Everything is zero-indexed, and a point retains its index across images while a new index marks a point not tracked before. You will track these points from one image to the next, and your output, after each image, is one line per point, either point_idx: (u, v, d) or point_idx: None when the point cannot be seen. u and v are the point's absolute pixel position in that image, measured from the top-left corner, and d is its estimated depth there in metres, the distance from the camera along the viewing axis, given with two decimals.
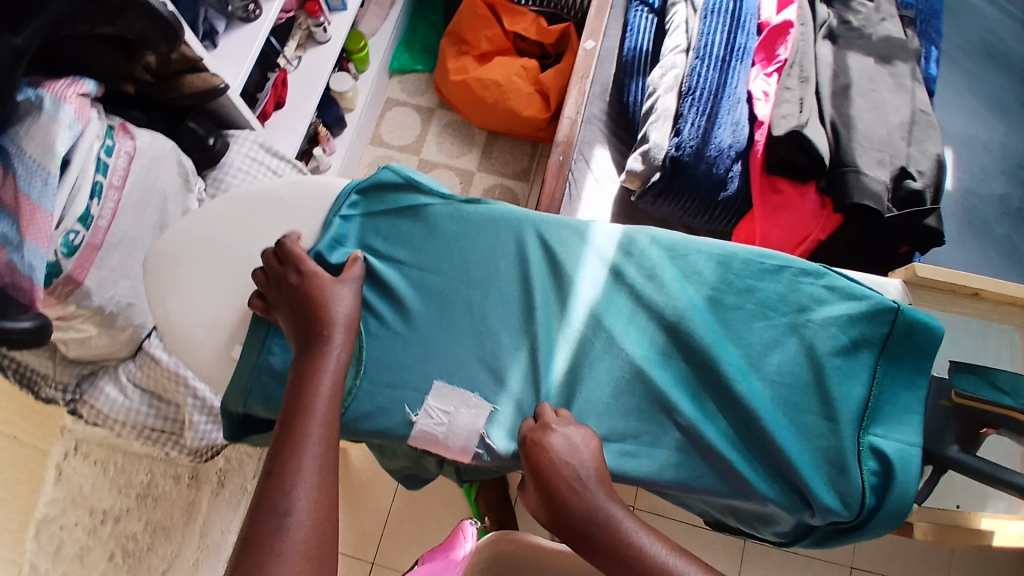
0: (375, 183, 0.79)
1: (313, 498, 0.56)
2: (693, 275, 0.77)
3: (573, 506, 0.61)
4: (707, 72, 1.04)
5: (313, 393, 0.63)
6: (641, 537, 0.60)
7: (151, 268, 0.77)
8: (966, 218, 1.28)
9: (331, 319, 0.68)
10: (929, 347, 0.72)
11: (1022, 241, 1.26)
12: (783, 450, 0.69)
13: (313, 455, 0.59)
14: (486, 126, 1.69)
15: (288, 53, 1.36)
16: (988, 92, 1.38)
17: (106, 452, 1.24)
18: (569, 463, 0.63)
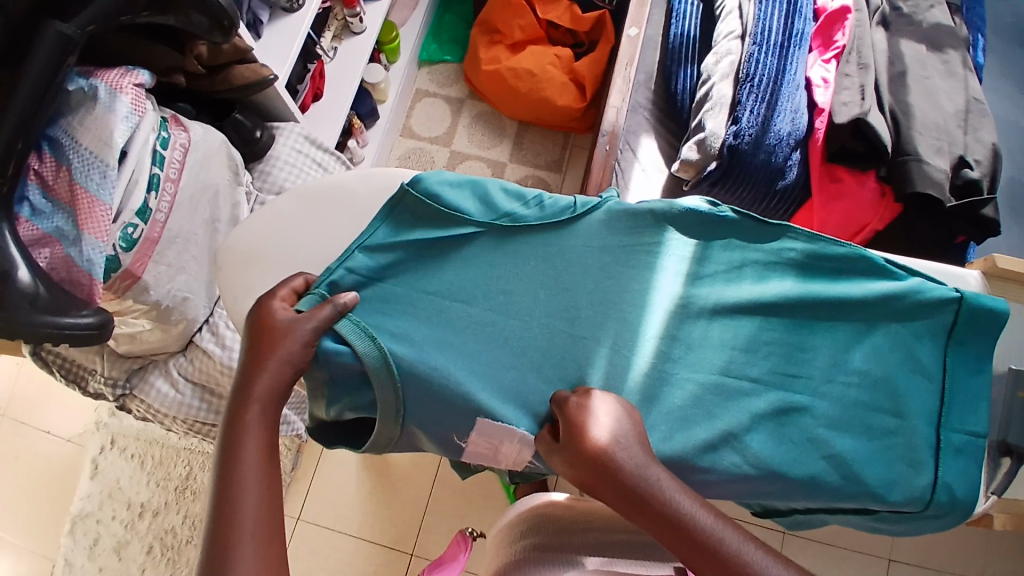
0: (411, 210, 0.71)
1: (261, 559, 0.50)
2: (768, 276, 0.71)
3: (616, 470, 0.56)
4: (765, 58, 1.02)
5: (240, 443, 0.56)
6: (686, 505, 0.55)
7: (224, 263, 0.75)
8: (1015, 206, 1.26)
9: (266, 360, 0.61)
10: (996, 330, 0.68)
11: None
12: (850, 455, 0.66)
13: (250, 528, 0.51)
14: (516, 116, 1.67)
15: (324, 43, 1.34)
16: None
17: (144, 447, 1.40)
18: (609, 430, 0.58)
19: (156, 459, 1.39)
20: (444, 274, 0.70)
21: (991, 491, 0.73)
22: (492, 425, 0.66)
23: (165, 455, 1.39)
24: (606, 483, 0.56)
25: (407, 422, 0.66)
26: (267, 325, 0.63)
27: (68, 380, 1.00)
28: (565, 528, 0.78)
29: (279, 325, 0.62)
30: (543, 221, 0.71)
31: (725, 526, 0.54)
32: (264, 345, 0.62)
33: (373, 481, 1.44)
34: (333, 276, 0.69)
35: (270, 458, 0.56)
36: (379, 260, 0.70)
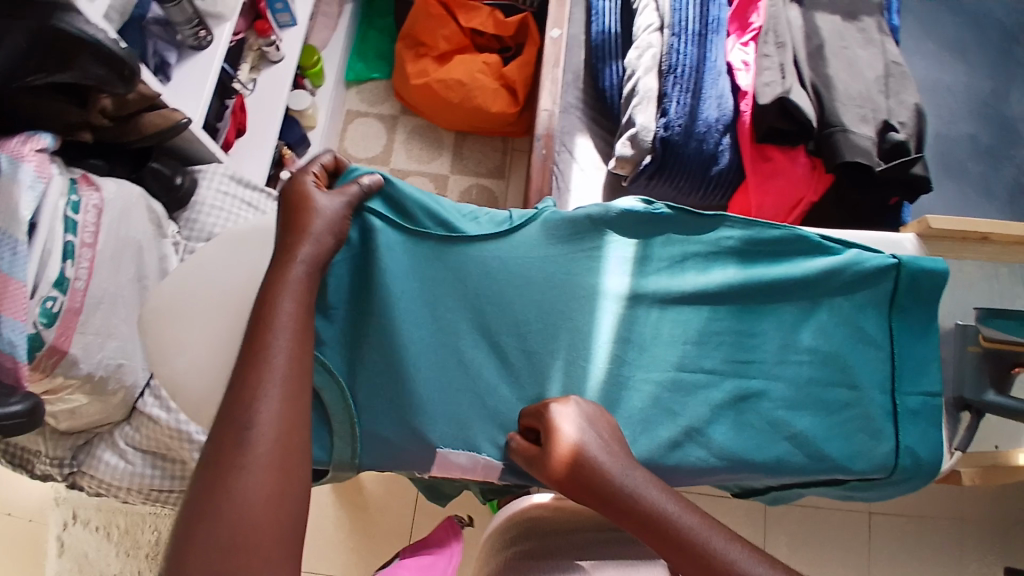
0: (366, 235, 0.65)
1: (282, 408, 0.50)
2: (714, 263, 0.71)
3: (599, 474, 0.54)
4: (686, 48, 1.03)
5: (281, 294, 0.56)
6: (667, 506, 0.53)
7: (147, 326, 0.67)
8: (941, 160, 1.34)
9: (304, 227, 0.59)
10: (936, 292, 0.70)
11: (994, 177, 1.32)
12: (811, 436, 0.66)
13: (280, 360, 0.52)
14: (453, 127, 1.65)
15: (242, 76, 1.29)
16: (938, 36, 1.44)
17: (106, 516, 1.34)
18: (586, 433, 0.57)
19: (122, 529, 1.34)
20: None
21: (956, 447, 0.71)
22: (453, 452, 0.63)
23: (130, 522, 1.34)
24: (588, 489, 0.54)
25: (363, 465, 0.63)
26: (299, 193, 0.60)
27: (13, 466, 0.95)
28: (548, 532, 0.76)
29: (310, 198, 0.60)
30: (484, 240, 0.68)
31: (709, 525, 0.52)
32: (298, 211, 0.60)
33: (351, 515, 1.41)
34: None
35: (307, 320, 0.55)
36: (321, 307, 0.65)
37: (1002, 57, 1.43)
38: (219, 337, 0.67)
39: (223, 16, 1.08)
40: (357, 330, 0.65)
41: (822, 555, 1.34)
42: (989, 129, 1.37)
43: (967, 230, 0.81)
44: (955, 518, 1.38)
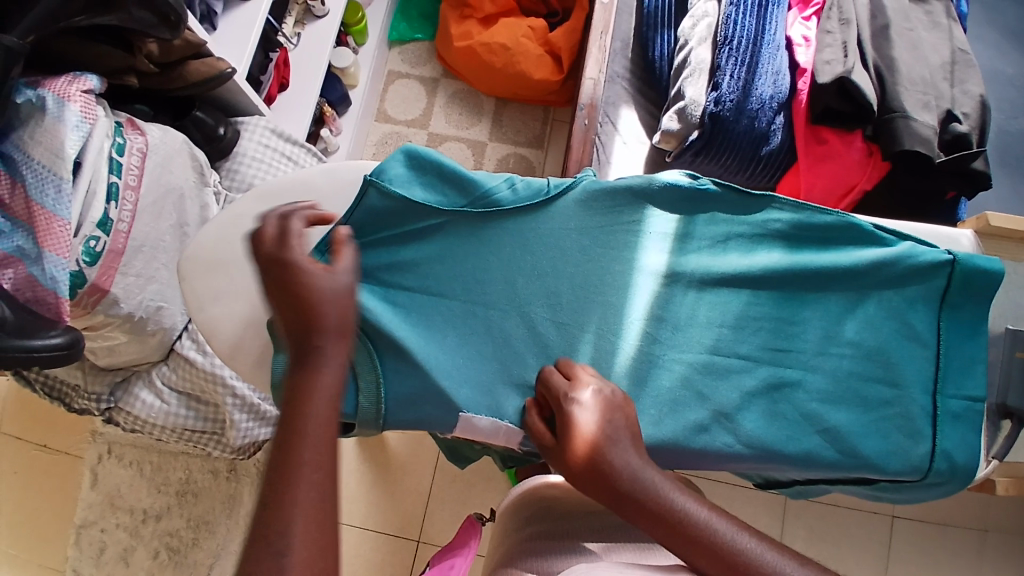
0: (390, 202, 0.64)
1: (312, 507, 0.43)
2: (756, 248, 0.67)
3: (613, 465, 0.53)
4: (742, 18, 0.97)
5: (307, 391, 0.47)
6: (679, 501, 0.51)
7: (185, 270, 0.68)
8: (1000, 156, 1.29)
9: (311, 315, 0.50)
10: (992, 291, 0.66)
11: None
12: (845, 431, 0.64)
13: (307, 458, 0.44)
14: (494, 93, 1.63)
15: (287, 30, 1.28)
16: (1009, 22, 1.37)
17: (141, 453, 1.38)
18: (607, 420, 0.55)
19: (154, 465, 1.38)
20: (418, 267, 0.65)
21: (993, 456, 0.70)
22: (477, 418, 0.62)
23: (165, 461, 1.38)
24: (598, 484, 0.52)
25: (387, 424, 0.63)
26: (294, 267, 0.52)
27: (53, 398, 1.00)
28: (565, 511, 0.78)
29: (311, 277, 0.51)
30: (516, 210, 0.66)
31: (719, 516, 0.50)
32: (299, 297, 0.51)
33: (372, 472, 1.43)
34: None
35: (332, 418, 0.47)
36: (342, 271, 0.65)
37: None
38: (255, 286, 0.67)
39: None
40: (391, 292, 0.64)
41: (839, 550, 1.32)
42: None
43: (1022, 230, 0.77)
44: (982, 527, 1.34)
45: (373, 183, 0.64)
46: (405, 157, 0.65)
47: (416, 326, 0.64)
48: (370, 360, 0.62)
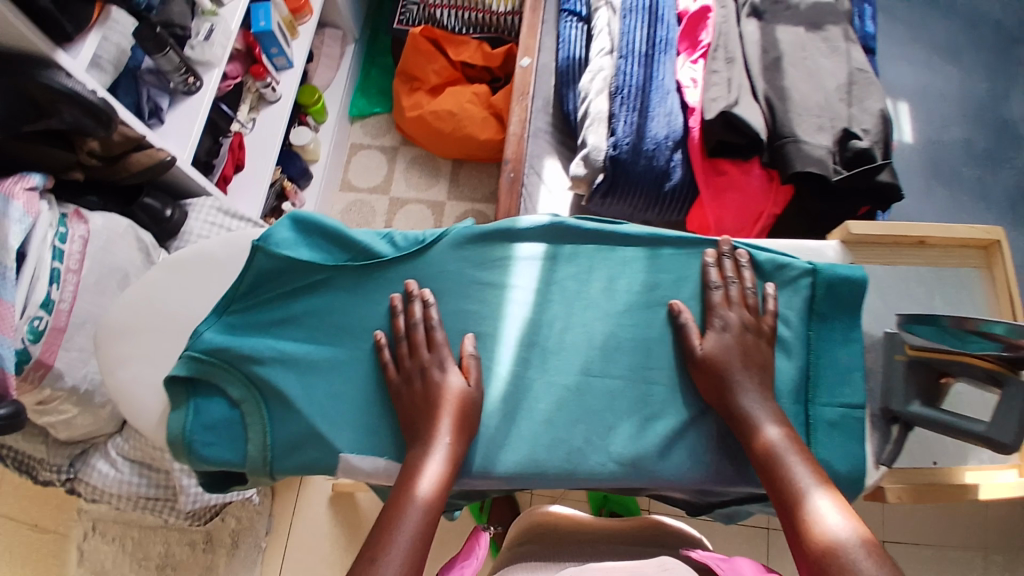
0: (274, 259, 0.69)
1: (411, 546, 0.54)
2: (622, 272, 0.70)
3: (731, 386, 0.64)
4: (631, 69, 1.04)
5: (426, 463, 0.59)
6: (768, 430, 0.61)
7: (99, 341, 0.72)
8: (932, 167, 1.29)
9: (436, 413, 0.62)
10: (857, 299, 0.69)
11: (993, 180, 1.28)
12: (715, 447, 0.66)
13: (417, 512, 0.56)
14: (448, 155, 1.73)
15: (241, 116, 1.41)
16: (929, 40, 1.42)
17: (122, 528, 1.41)
18: (727, 355, 0.65)
19: (136, 539, 1.41)
20: (303, 318, 0.69)
21: (881, 462, 0.68)
22: (357, 459, 0.64)
23: (144, 535, 1.41)
24: (716, 390, 0.64)
25: (275, 470, 0.66)
26: (412, 367, 0.64)
27: (20, 473, 1.05)
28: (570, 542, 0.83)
29: (440, 382, 0.63)
30: (392, 258, 0.69)
31: (795, 451, 0.60)
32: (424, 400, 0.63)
33: (344, 533, 1.50)
34: (202, 338, 0.68)
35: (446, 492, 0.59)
36: (232, 328, 0.69)
37: (1001, 56, 1.41)
38: (162, 350, 0.72)
39: (211, 64, 1.23)
40: (276, 343, 0.68)
41: None
42: (987, 133, 1.33)
43: (901, 235, 0.74)
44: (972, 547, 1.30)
45: (260, 247, 0.68)
46: (291, 221, 0.70)
47: (300, 373, 0.67)
48: (258, 409, 0.66)
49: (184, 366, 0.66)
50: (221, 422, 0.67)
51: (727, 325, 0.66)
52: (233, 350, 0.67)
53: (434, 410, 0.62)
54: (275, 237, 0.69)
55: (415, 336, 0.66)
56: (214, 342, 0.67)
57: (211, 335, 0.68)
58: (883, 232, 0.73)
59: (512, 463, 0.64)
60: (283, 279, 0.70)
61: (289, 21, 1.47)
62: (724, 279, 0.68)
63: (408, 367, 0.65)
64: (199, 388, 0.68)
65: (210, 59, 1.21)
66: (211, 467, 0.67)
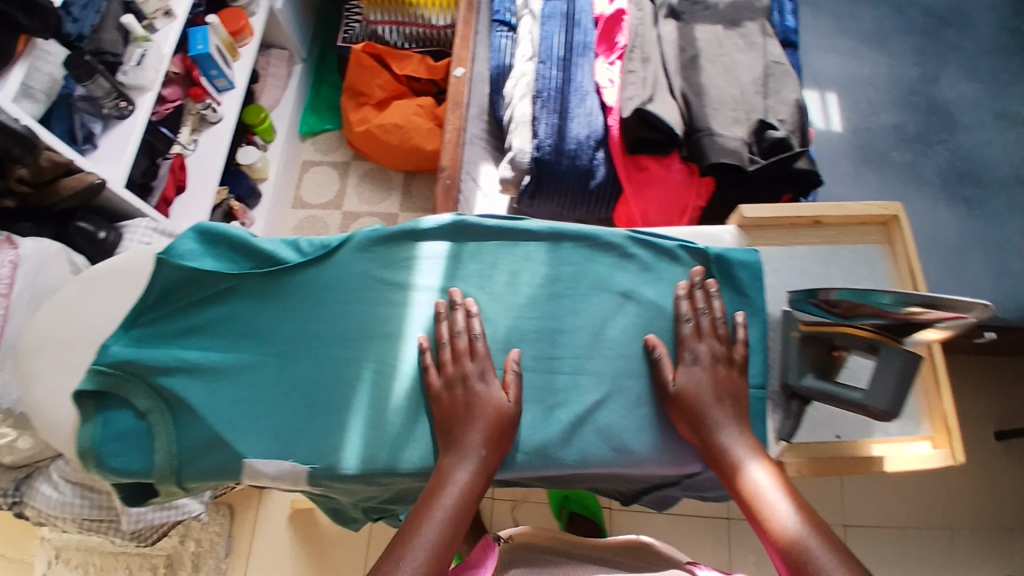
0: (181, 271, 0.70)
1: (435, 548, 0.58)
2: (524, 266, 0.71)
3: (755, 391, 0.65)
4: (551, 73, 1.07)
5: (457, 468, 0.62)
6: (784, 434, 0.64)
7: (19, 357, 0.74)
8: (861, 154, 1.31)
9: (470, 420, 0.63)
10: (754, 280, 0.71)
11: (922, 164, 1.30)
12: (616, 430, 0.67)
13: (442, 517, 0.59)
14: (399, 168, 1.74)
15: (183, 139, 1.43)
16: (861, 28, 1.43)
17: (85, 554, 1.40)
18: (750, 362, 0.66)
19: (98, 566, 1.40)
20: (211, 328, 0.70)
21: (779, 437, 0.69)
22: (262, 464, 0.65)
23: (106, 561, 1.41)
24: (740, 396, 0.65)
25: (185, 476, 0.67)
26: (454, 373, 0.65)
27: None
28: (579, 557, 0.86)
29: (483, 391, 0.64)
30: (295, 265, 0.70)
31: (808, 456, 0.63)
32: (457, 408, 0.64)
33: (306, 549, 1.50)
34: (110, 352, 0.69)
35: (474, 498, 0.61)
36: (142, 341, 0.70)
37: (930, 39, 1.42)
38: (77, 364, 0.73)
39: (145, 88, 1.24)
40: (184, 352, 0.69)
41: None
42: (917, 116, 1.35)
43: (793, 216, 0.75)
44: None
45: (162, 260, 0.70)
46: (196, 234, 0.72)
47: (207, 381, 0.68)
48: (166, 420, 0.67)
49: (93, 380, 0.67)
50: (131, 433, 0.68)
51: (697, 358, 0.67)
52: (141, 361, 0.68)
53: (466, 422, 0.63)
54: (181, 250, 0.71)
55: (456, 346, 0.67)
56: (122, 355, 0.68)
57: (120, 348, 0.69)
58: (777, 212, 0.74)
59: (417, 458, 0.65)
60: (191, 291, 0.71)
61: (230, 44, 1.49)
62: (694, 310, 0.69)
63: (443, 380, 0.65)
64: (110, 401, 0.69)
65: (143, 82, 1.22)
66: (122, 479, 0.68)
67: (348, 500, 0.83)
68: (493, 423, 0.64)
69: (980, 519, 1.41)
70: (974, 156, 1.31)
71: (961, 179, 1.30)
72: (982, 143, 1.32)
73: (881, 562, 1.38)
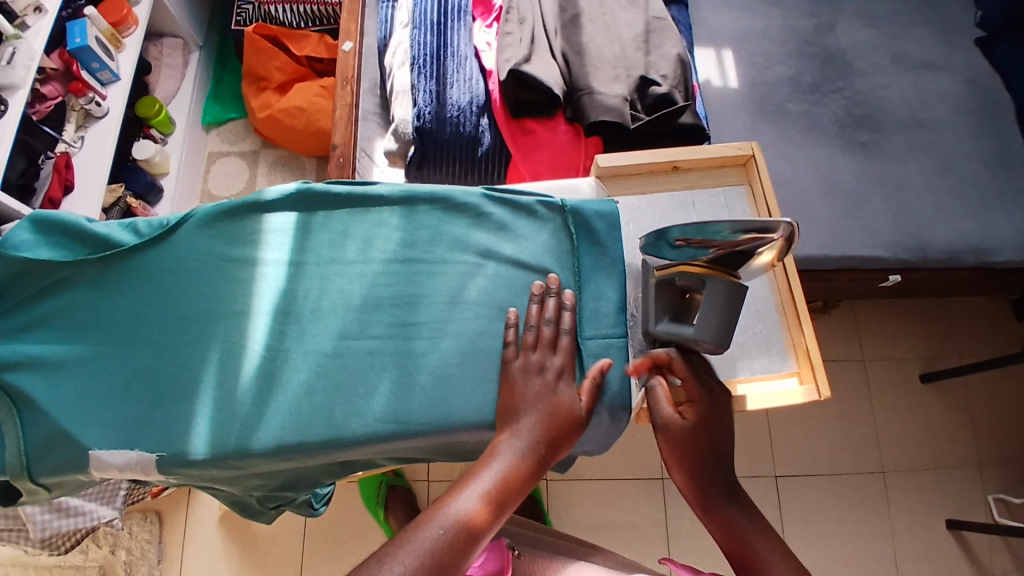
0: (14, 263, 0.67)
1: (459, 527, 0.55)
2: (378, 231, 0.70)
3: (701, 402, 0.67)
4: (425, 38, 1.06)
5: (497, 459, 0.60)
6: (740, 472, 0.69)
7: None
8: (759, 107, 1.30)
9: (530, 414, 0.62)
10: (610, 228, 0.71)
11: (820, 113, 1.30)
12: (476, 391, 0.65)
13: (470, 501, 0.57)
14: (310, 153, 1.69)
15: (67, 136, 1.35)
16: None
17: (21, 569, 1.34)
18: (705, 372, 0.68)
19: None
20: (52, 319, 0.67)
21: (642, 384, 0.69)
22: (107, 454, 0.62)
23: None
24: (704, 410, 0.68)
25: (36, 473, 0.64)
26: (525, 367, 0.64)
27: None
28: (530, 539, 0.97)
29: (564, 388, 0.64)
30: (136, 248, 0.68)
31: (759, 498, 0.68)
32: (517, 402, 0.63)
33: (241, 550, 1.40)
34: None
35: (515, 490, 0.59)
36: None
37: None
38: None
39: (16, 87, 1.15)
40: (23, 347, 0.66)
41: None
42: (812, 66, 1.35)
43: (650, 163, 0.75)
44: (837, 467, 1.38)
45: None
46: (29, 222, 0.68)
47: (48, 374, 0.65)
48: (10, 416, 0.63)
49: None
50: None
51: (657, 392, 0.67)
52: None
53: (526, 409, 0.62)
54: (14, 241, 0.68)
55: (541, 334, 0.66)
56: None
57: None
58: (630, 161, 0.75)
59: (270, 436, 0.62)
60: (28, 283, 0.68)
61: (112, 35, 1.41)
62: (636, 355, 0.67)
63: (520, 364, 0.64)
64: None
65: (13, 82, 1.14)
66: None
67: (237, 491, 0.81)
68: (566, 412, 0.63)
69: (902, 458, 1.45)
70: (870, 100, 1.32)
71: (857, 124, 1.30)
72: (879, 87, 1.33)
73: (811, 509, 1.41)
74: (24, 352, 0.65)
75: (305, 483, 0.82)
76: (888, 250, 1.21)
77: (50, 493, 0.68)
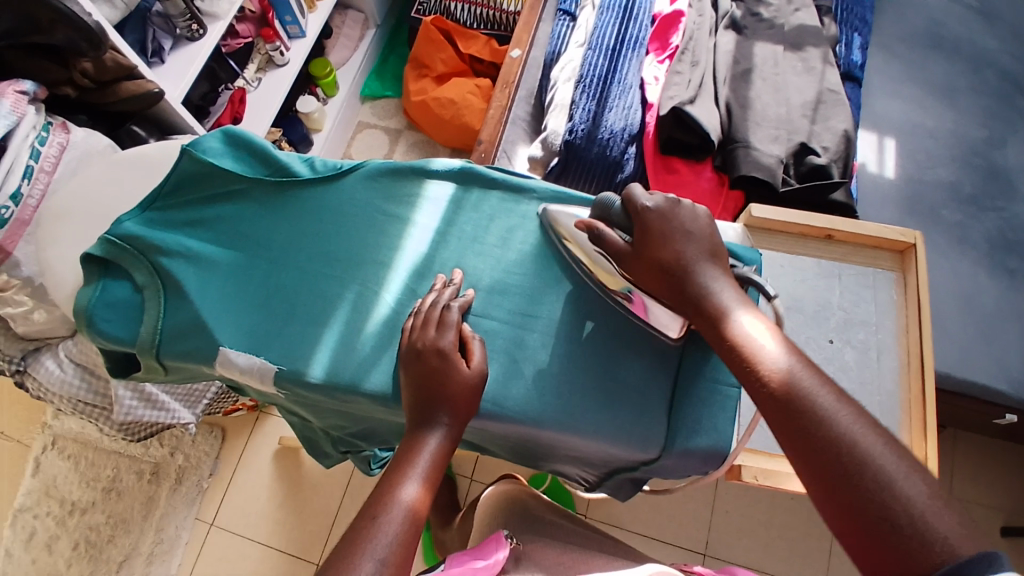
0: (202, 167, 0.76)
1: (406, 516, 0.54)
2: (522, 222, 0.73)
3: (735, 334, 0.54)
4: (597, 61, 1.11)
5: (423, 442, 0.59)
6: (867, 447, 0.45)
7: (45, 222, 0.88)
8: (911, 204, 1.25)
9: (432, 392, 0.61)
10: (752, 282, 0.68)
11: (974, 226, 1.22)
12: (571, 395, 0.66)
13: (410, 488, 0.56)
14: (448, 144, 1.78)
15: (247, 75, 1.51)
16: (933, 77, 1.38)
17: (79, 448, 1.46)
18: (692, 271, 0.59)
19: (89, 460, 1.45)
20: (217, 223, 0.74)
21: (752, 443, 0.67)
22: (234, 354, 0.68)
23: (98, 458, 1.46)
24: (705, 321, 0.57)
25: (161, 354, 0.70)
26: (428, 353, 0.63)
27: None
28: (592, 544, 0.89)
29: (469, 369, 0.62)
30: (307, 181, 0.75)
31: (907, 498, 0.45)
32: (430, 384, 0.61)
33: (285, 490, 1.47)
34: (124, 227, 0.74)
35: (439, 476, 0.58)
36: (151, 223, 0.75)
37: (1007, 100, 1.35)
38: (91, 236, 0.85)
39: (218, 17, 1.31)
40: (184, 240, 0.73)
41: None
42: (977, 176, 1.27)
43: (804, 225, 0.78)
44: None
45: (188, 152, 0.76)
46: (222, 134, 0.77)
47: (202, 269, 0.72)
48: (157, 296, 0.70)
49: (103, 250, 0.72)
50: (125, 302, 0.71)
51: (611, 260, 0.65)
52: (146, 240, 0.73)
53: (445, 392, 0.61)
54: (208, 149, 0.77)
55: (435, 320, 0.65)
56: (135, 231, 0.73)
57: (134, 226, 0.74)
58: (782, 218, 0.78)
59: (379, 383, 0.66)
60: (208, 186, 0.76)
61: None
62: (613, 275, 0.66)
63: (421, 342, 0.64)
64: (117, 272, 0.73)
65: (216, 11, 1.29)
66: (109, 344, 0.72)
67: (318, 423, 0.86)
68: (454, 391, 0.61)
69: None
70: None
71: (1011, 249, 1.21)
72: None
73: None
74: (186, 244, 0.72)
75: (376, 438, 0.86)
76: (1017, 388, 1.11)
77: (159, 375, 0.74)
